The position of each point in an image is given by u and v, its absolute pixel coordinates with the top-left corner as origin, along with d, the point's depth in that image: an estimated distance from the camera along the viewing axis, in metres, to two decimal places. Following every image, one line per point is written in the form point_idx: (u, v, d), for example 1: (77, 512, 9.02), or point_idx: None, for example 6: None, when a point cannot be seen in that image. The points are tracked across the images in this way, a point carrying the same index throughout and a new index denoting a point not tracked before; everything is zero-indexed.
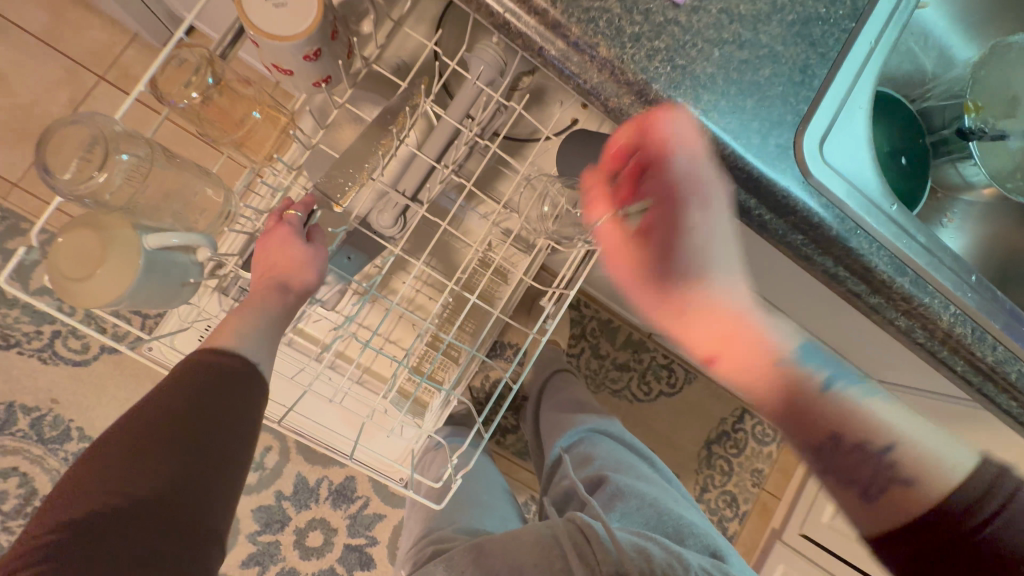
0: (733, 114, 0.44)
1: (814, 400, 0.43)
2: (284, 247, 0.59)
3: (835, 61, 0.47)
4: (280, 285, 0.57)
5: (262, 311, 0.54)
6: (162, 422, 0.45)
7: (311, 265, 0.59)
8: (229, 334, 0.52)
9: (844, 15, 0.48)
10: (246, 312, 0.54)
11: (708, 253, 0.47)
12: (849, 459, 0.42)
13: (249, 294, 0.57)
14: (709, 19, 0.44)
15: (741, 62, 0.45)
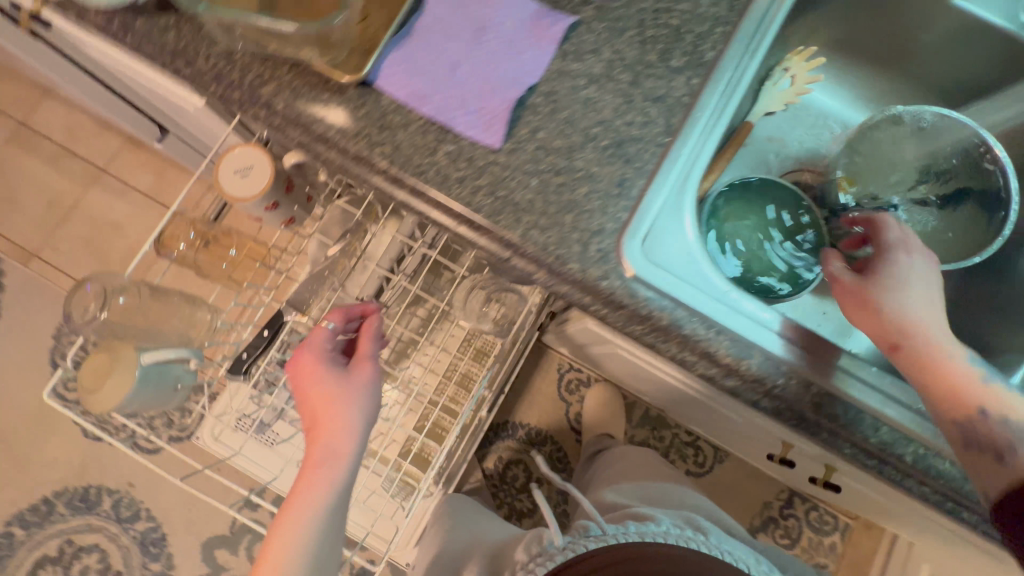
0: (553, 228, 0.52)
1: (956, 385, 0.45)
2: (336, 430, 0.58)
3: (651, 171, 0.54)
4: (323, 454, 0.57)
5: (327, 485, 0.56)
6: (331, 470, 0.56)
7: (360, 430, 0.59)
8: (303, 487, 0.56)
9: (659, 131, 0.55)
10: (306, 491, 0.55)
11: (918, 303, 0.48)
12: (930, 374, 0.46)
13: (301, 476, 0.56)
14: (529, 155, 0.54)
15: (558, 185, 0.53)
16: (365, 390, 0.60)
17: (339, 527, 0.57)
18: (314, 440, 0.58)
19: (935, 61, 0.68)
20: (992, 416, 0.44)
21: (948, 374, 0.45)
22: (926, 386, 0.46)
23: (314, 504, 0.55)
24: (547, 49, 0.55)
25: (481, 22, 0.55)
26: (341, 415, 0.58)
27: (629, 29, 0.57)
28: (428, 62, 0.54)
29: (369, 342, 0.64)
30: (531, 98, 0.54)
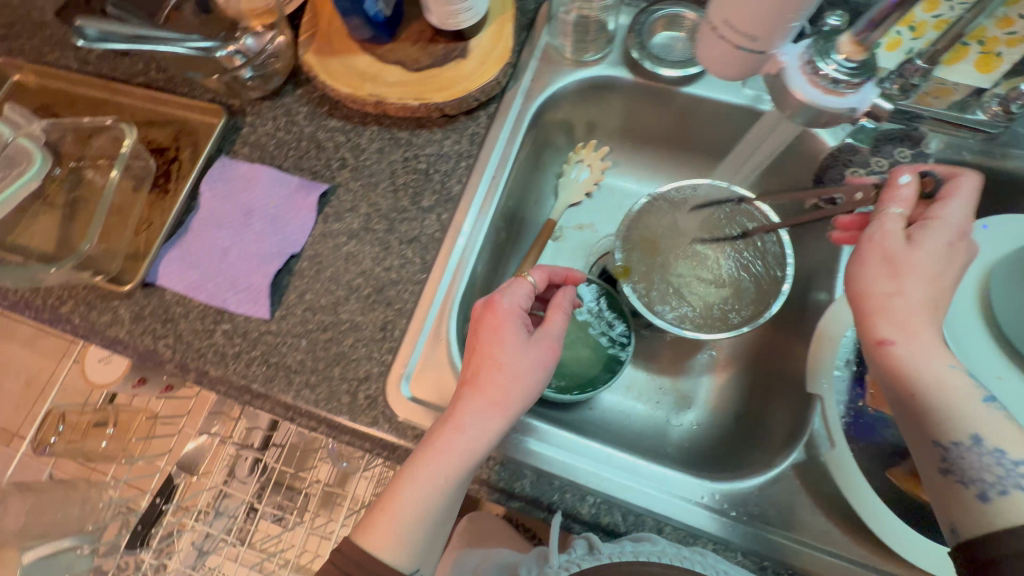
0: (323, 384, 0.55)
1: (978, 410, 0.38)
2: (513, 396, 0.46)
3: (411, 310, 0.57)
4: (462, 419, 0.45)
5: (464, 453, 0.44)
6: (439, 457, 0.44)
7: (530, 393, 0.47)
8: (424, 475, 0.44)
9: (416, 269, 0.59)
10: (433, 456, 0.44)
11: (511, 348, 0.47)
12: (944, 372, 0.38)
13: (432, 445, 0.45)
14: (299, 317, 0.58)
15: (326, 340, 0.57)
16: (530, 374, 0.47)
17: (460, 495, 0.47)
18: (457, 429, 0.45)
19: (708, 133, 0.69)
20: (1021, 487, 0.35)
21: (960, 379, 0.39)
22: (947, 398, 0.38)
23: (446, 473, 0.44)
24: (308, 217, 0.61)
25: (249, 207, 0.62)
26: (514, 386, 0.47)
27: (382, 181, 0.63)
28: (203, 253, 0.61)
29: (557, 322, 0.51)
30: (298, 265, 0.60)
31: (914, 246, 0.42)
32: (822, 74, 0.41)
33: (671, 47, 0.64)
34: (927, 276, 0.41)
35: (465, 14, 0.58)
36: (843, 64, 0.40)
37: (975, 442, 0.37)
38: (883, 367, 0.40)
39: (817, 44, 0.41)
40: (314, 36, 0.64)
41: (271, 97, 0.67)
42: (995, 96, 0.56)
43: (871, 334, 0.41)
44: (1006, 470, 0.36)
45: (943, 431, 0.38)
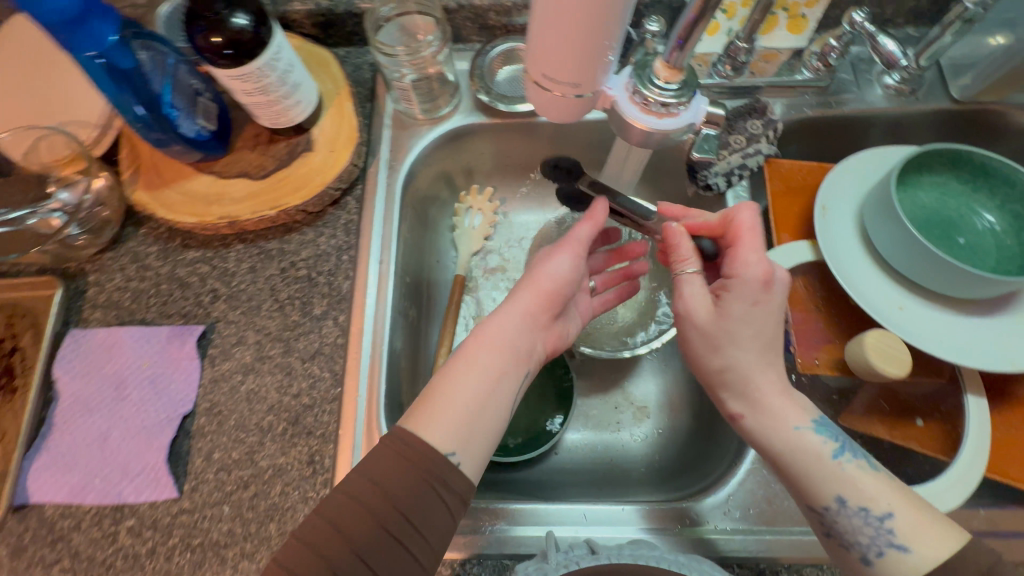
0: (262, 548, 0.49)
1: (829, 474, 0.41)
2: (546, 283, 0.50)
3: (336, 430, 0.52)
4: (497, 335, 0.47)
5: (497, 339, 0.47)
6: (463, 392, 0.44)
7: (559, 301, 0.51)
8: (459, 393, 0.44)
9: (328, 383, 0.54)
10: (464, 373, 0.45)
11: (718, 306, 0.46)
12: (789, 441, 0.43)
13: (471, 337, 0.47)
14: (212, 481, 0.51)
15: (251, 497, 0.50)
16: (560, 262, 0.51)
17: (504, 400, 0.45)
18: (494, 320, 0.48)
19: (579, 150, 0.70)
20: (892, 544, 0.38)
21: (814, 440, 0.42)
22: (805, 455, 0.42)
23: (478, 400, 0.44)
24: (192, 367, 0.55)
25: (119, 377, 0.54)
26: (553, 275, 0.51)
27: (264, 301, 0.57)
28: (78, 448, 0.52)
29: (584, 227, 0.53)
30: (195, 423, 0.53)
31: (716, 312, 0.46)
32: (649, 101, 0.38)
33: (516, 81, 0.64)
34: (744, 345, 0.45)
35: (295, 109, 0.55)
36: (665, 87, 0.37)
37: (840, 502, 0.41)
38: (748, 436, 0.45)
39: (636, 73, 0.39)
40: (139, 170, 0.58)
41: (111, 247, 0.59)
42: (813, 54, 0.61)
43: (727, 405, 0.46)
44: (876, 527, 0.39)
45: (819, 496, 0.41)
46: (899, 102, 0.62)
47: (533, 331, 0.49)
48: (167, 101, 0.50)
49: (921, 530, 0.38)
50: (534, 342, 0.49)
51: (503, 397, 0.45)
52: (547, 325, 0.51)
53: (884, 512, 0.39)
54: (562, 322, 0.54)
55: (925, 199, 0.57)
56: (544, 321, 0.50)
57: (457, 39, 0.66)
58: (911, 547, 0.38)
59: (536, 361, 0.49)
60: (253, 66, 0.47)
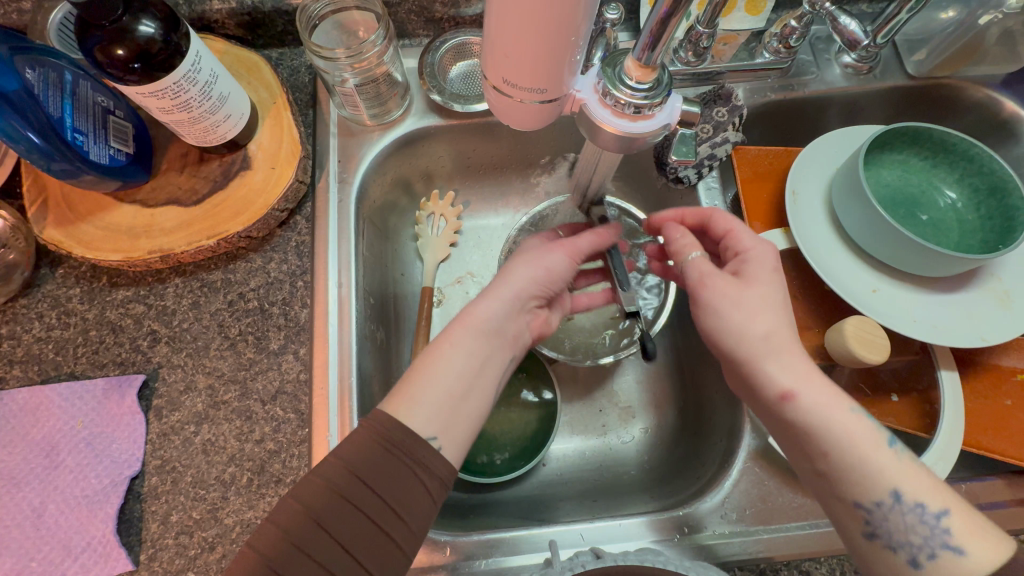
0: None
1: (879, 466, 0.36)
2: (542, 274, 0.47)
3: (308, 476, 0.48)
4: (482, 324, 0.43)
5: (483, 321, 0.43)
6: (446, 381, 0.40)
7: (557, 279, 0.48)
8: (444, 371, 0.40)
9: (295, 424, 0.49)
10: (442, 353, 0.41)
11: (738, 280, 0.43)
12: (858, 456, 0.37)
13: (454, 319, 0.43)
14: (173, 546, 0.46)
15: (219, 560, 0.46)
16: (554, 258, 0.48)
17: (489, 382, 0.42)
18: (481, 299, 0.44)
19: (542, 146, 0.66)
20: (948, 547, 0.35)
21: (840, 415, 0.38)
22: (870, 472, 0.36)
23: (465, 374, 0.41)
24: (135, 421, 0.49)
25: (49, 441, 0.48)
26: (550, 254, 0.48)
27: (212, 340, 0.52)
28: (7, 529, 0.46)
29: (589, 236, 0.50)
30: (146, 485, 0.48)
31: (738, 282, 0.42)
32: (621, 103, 0.35)
33: (470, 77, 0.60)
34: (742, 307, 0.41)
35: (225, 125, 0.49)
36: (636, 88, 0.34)
37: (893, 499, 0.36)
38: (768, 410, 0.40)
39: (606, 71, 0.35)
40: (47, 204, 0.50)
41: (24, 293, 0.52)
42: (774, 36, 0.59)
43: (769, 387, 0.39)
44: (931, 528, 0.35)
45: (856, 491, 0.37)
46: (858, 81, 0.62)
47: (521, 313, 0.46)
48: (69, 125, 0.43)
49: (977, 535, 0.35)
50: (522, 322, 0.46)
51: (489, 379, 0.42)
52: (534, 309, 0.48)
53: (943, 518, 0.35)
54: (547, 310, 0.51)
55: (889, 178, 0.57)
56: (531, 304, 0.47)
57: (403, 34, 0.61)
58: (967, 549, 0.34)
59: (522, 344, 0.46)
60: (167, 80, 0.41)
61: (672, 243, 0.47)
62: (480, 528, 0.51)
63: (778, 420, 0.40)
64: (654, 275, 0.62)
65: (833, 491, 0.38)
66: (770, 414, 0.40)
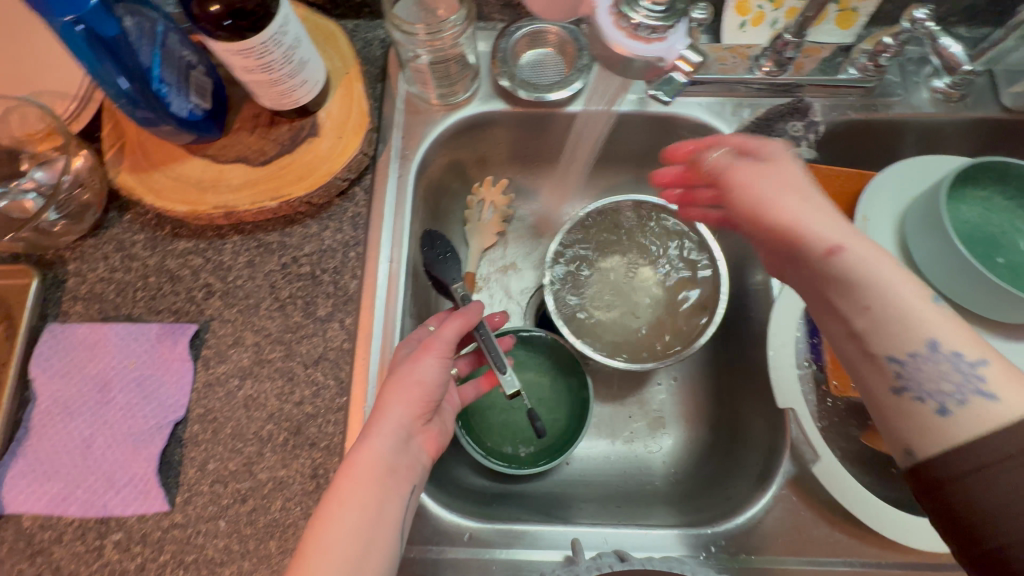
0: (261, 565, 0.46)
1: (893, 309, 0.34)
2: (416, 392, 0.44)
3: (341, 444, 0.49)
4: (363, 468, 0.41)
5: (374, 466, 0.41)
6: (341, 531, 0.38)
7: (436, 389, 0.45)
8: (331, 535, 0.38)
9: (334, 391, 0.50)
10: (331, 513, 0.39)
11: (768, 182, 0.42)
12: (892, 306, 0.34)
13: (342, 468, 0.41)
14: (207, 492, 0.48)
15: (249, 512, 0.47)
16: (426, 368, 0.45)
17: (389, 529, 0.41)
18: (368, 438, 0.42)
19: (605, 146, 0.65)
20: (980, 393, 0.31)
21: (845, 238, 0.37)
22: (913, 319, 0.33)
23: (363, 523, 0.39)
24: (184, 369, 0.50)
25: (103, 378, 0.50)
26: (424, 369, 0.45)
27: (263, 299, 0.53)
28: (57, 455, 0.48)
29: (451, 326, 0.47)
30: (188, 431, 0.49)
31: (759, 168, 0.43)
32: (635, 24, 0.37)
33: (541, 65, 0.59)
34: (821, 212, 0.39)
35: (301, 90, 0.49)
36: (651, 9, 0.37)
37: (929, 349, 0.33)
38: (811, 272, 0.38)
39: None
40: (124, 149, 0.52)
41: (93, 233, 0.54)
42: (863, 52, 0.56)
43: (816, 245, 0.37)
44: (961, 377, 0.32)
45: (889, 342, 0.34)
46: (947, 108, 0.59)
47: (410, 443, 0.44)
48: (156, 76, 0.44)
49: (1010, 384, 0.31)
50: (414, 453, 0.44)
51: (388, 524, 0.41)
52: (422, 427, 0.46)
53: (973, 369, 0.32)
54: (438, 418, 0.49)
55: (969, 214, 0.54)
56: (417, 424, 0.45)
57: (479, 17, 0.61)
58: (999, 394, 0.31)
59: (419, 472, 0.44)
60: (255, 40, 0.41)
61: (716, 170, 0.46)
62: (501, 518, 0.51)
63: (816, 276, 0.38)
64: (704, 289, 0.60)
65: (866, 349, 0.35)
66: (814, 272, 0.38)
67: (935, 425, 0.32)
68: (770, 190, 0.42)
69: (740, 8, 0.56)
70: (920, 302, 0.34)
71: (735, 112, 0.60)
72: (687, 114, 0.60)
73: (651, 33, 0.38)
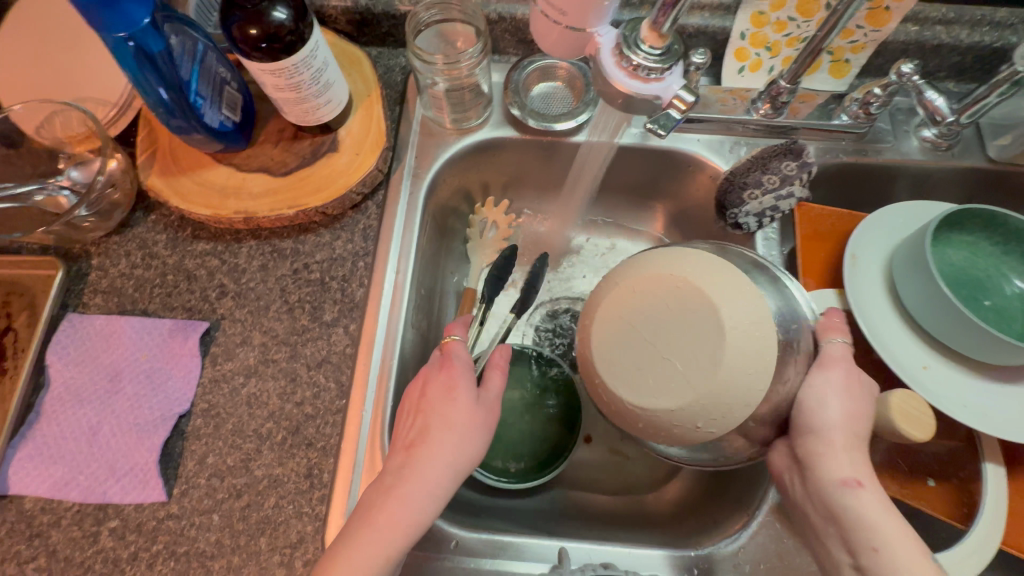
0: (249, 561, 0.47)
1: (881, 555, 0.38)
2: (473, 433, 0.43)
3: (337, 446, 0.50)
4: (408, 514, 0.39)
5: (416, 511, 0.40)
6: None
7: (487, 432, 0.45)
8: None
9: (333, 395, 0.52)
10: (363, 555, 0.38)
11: (822, 444, 0.42)
12: (868, 529, 0.39)
13: (383, 505, 0.39)
14: (205, 485, 0.49)
15: (243, 508, 0.48)
16: (474, 399, 0.44)
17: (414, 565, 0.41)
18: (419, 482, 0.40)
19: (623, 175, 0.68)
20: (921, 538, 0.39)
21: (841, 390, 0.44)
22: (894, 552, 0.38)
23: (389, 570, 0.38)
24: (192, 365, 0.52)
25: (114, 368, 0.52)
26: (459, 410, 0.43)
27: (273, 302, 0.55)
28: (64, 440, 0.50)
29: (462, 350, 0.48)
30: (190, 425, 0.51)
31: (857, 393, 0.43)
32: (636, 66, 0.40)
33: (550, 98, 0.63)
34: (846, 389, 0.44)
35: (325, 108, 0.53)
36: (649, 53, 0.40)
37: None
38: (821, 490, 0.42)
39: (625, 34, 0.40)
40: (155, 155, 0.56)
41: (119, 231, 0.57)
42: (855, 100, 0.59)
43: (831, 473, 0.41)
44: None
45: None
46: (935, 156, 0.62)
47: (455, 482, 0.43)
48: (194, 89, 0.48)
49: None
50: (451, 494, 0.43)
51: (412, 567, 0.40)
52: None
53: None
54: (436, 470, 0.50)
55: (955, 256, 0.56)
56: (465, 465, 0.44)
57: (494, 50, 0.65)
58: None
59: None
60: (288, 62, 0.45)
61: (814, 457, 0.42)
62: (488, 529, 0.52)
63: (815, 493, 0.42)
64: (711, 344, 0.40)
65: (853, 540, 0.40)
66: (819, 493, 0.42)
67: (863, 519, 0.40)
68: (838, 403, 0.43)
69: (739, 54, 0.60)
70: (871, 523, 0.39)
71: (732, 149, 0.63)
72: (686, 150, 0.63)
73: (648, 73, 0.41)
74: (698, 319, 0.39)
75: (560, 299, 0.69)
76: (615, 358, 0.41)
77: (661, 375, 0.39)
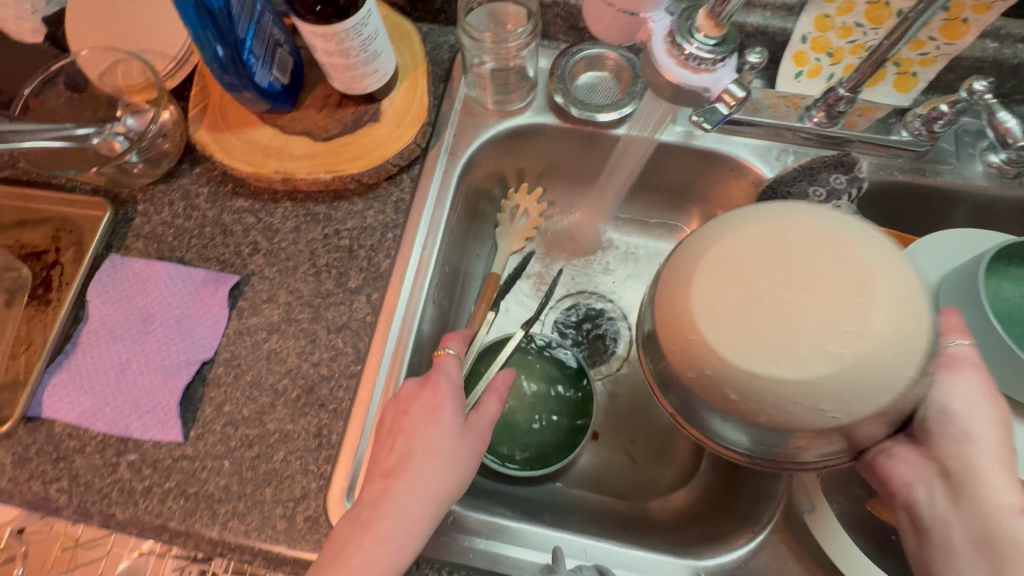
0: (253, 510, 0.48)
1: None
2: (449, 462, 0.43)
3: (348, 409, 0.51)
4: (386, 541, 0.40)
5: (396, 537, 0.40)
6: None
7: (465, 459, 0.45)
8: None
9: (349, 360, 0.53)
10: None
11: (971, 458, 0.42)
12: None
13: (362, 530, 0.40)
14: (219, 431, 0.51)
15: (253, 458, 0.50)
16: (450, 428, 0.44)
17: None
18: (399, 510, 0.41)
19: (663, 174, 0.66)
20: None
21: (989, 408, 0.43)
22: None
23: None
24: (220, 315, 0.54)
25: (148, 310, 0.54)
26: (442, 436, 0.43)
27: (302, 264, 0.56)
28: (96, 372, 0.52)
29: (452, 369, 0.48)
30: (212, 372, 0.53)
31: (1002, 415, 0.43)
32: (687, 55, 0.40)
33: (597, 88, 0.62)
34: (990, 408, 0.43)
35: (370, 77, 0.53)
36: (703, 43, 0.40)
37: None
38: (974, 507, 0.41)
39: (680, 23, 0.41)
40: (206, 110, 0.58)
41: (165, 179, 0.60)
42: (918, 116, 0.56)
43: (993, 496, 0.40)
44: None
45: None
46: (1000, 183, 0.58)
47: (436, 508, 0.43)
48: (247, 48, 0.49)
49: None
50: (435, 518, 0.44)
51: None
52: None
53: None
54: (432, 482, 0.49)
55: (1011, 291, 0.52)
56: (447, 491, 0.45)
57: (544, 36, 0.64)
58: None
59: None
60: (339, 28, 0.45)
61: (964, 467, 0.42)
62: (486, 511, 0.52)
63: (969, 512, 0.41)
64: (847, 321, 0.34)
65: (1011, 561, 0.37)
66: (976, 508, 0.40)
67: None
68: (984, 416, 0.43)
69: (798, 58, 0.57)
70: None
71: (779, 156, 0.60)
72: (731, 153, 0.60)
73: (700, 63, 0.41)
74: (834, 283, 0.33)
75: (586, 293, 0.69)
76: (726, 283, 0.34)
77: (773, 317, 0.32)
